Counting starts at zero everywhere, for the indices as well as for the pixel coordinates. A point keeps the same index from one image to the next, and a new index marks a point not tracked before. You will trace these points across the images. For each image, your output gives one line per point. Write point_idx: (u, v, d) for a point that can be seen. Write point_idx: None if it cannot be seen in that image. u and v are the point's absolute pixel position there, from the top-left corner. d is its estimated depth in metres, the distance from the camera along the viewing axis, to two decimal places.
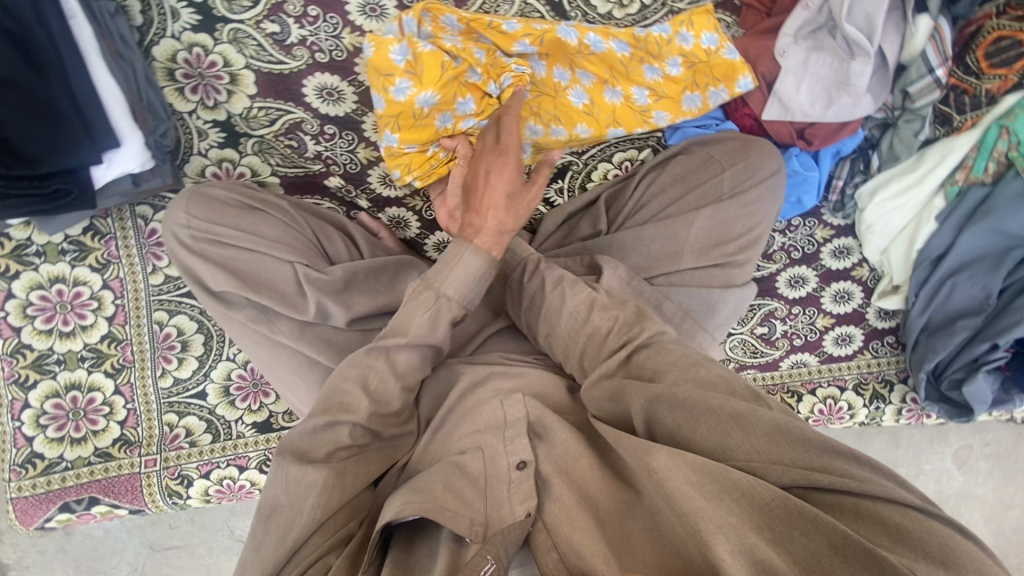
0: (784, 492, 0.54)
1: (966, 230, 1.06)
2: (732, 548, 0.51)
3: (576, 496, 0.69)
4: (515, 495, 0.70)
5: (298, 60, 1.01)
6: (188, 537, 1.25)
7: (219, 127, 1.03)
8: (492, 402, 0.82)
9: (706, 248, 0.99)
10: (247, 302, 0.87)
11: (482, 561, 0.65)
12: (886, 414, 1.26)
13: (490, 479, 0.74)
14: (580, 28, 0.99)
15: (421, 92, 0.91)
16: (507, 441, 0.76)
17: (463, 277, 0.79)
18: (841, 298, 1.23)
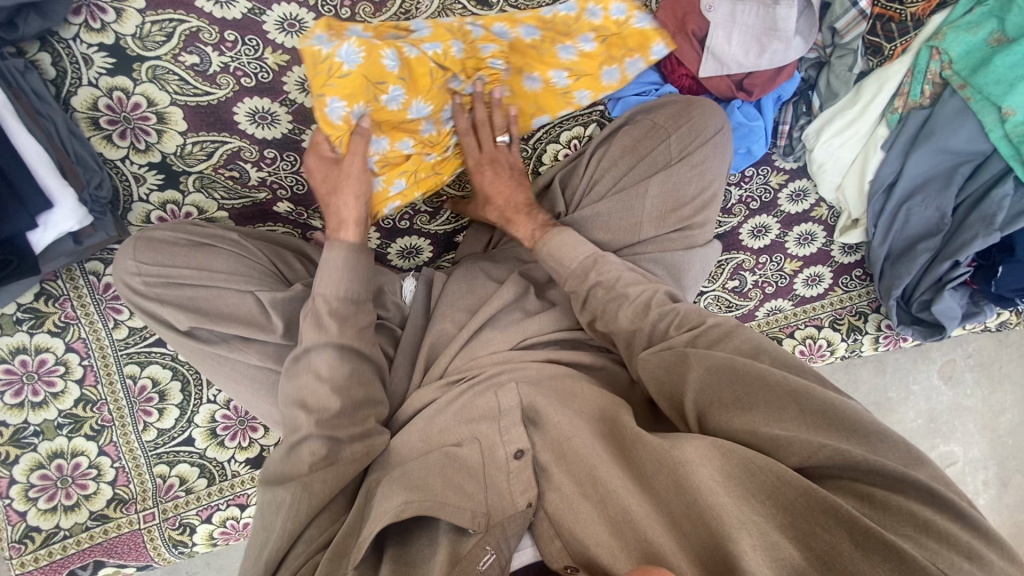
0: (811, 486, 0.57)
1: (912, 155, 1.07)
2: (755, 544, 0.54)
3: (574, 478, 0.70)
4: (515, 485, 0.72)
5: (224, 88, 0.99)
6: None
7: (156, 169, 1.01)
8: (486, 394, 0.81)
9: (663, 213, 1.00)
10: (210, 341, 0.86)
11: (482, 552, 0.66)
12: (865, 344, 1.29)
13: (489, 470, 0.73)
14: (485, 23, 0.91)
15: (414, 102, 0.87)
16: (503, 431, 0.76)
17: (338, 276, 0.80)
18: (804, 240, 1.25)
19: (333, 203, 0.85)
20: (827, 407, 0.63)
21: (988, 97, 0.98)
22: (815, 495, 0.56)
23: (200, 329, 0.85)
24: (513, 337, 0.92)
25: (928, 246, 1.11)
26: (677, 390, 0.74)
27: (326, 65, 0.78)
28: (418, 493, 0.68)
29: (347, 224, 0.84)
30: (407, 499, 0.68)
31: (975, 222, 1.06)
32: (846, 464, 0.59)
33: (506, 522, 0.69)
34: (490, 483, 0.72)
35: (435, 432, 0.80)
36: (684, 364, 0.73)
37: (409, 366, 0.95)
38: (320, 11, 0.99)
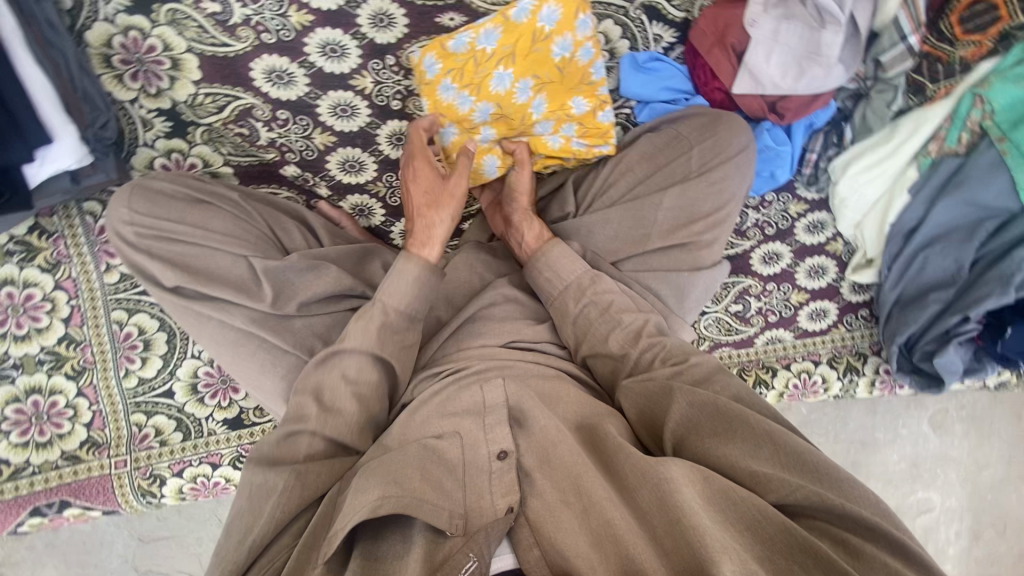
0: (793, 526, 0.54)
1: (938, 204, 1.04)
2: (736, 570, 0.51)
3: (558, 487, 0.67)
4: (497, 486, 0.68)
5: (244, 41, 0.96)
6: (176, 529, 1.25)
7: (164, 116, 0.98)
8: (470, 389, 0.79)
9: (674, 228, 0.97)
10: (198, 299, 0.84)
11: (463, 559, 0.61)
12: (860, 386, 1.27)
13: (469, 469, 0.70)
14: (475, 28, 0.97)
15: (536, 96, 0.99)
16: (487, 429, 0.73)
17: (407, 289, 0.81)
18: (815, 273, 1.22)
19: (428, 218, 0.85)
20: (803, 454, 0.61)
21: None
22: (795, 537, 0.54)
23: (187, 288, 0.83)
24: (506, 336, 0.91)
25: (939, 296, 1.08)
26: (657, 416, 0.72)
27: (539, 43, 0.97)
28: (396, 489, 0.64)
29: (432, 242, 0.84)
30: (383, 495, 0.63)
31: (992, 279, 1.02)
32: (822, 507, 0.56)
33: (489, 526, 0.65)
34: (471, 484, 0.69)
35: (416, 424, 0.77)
36: (668, 394, 0.71)
37: None
38: None
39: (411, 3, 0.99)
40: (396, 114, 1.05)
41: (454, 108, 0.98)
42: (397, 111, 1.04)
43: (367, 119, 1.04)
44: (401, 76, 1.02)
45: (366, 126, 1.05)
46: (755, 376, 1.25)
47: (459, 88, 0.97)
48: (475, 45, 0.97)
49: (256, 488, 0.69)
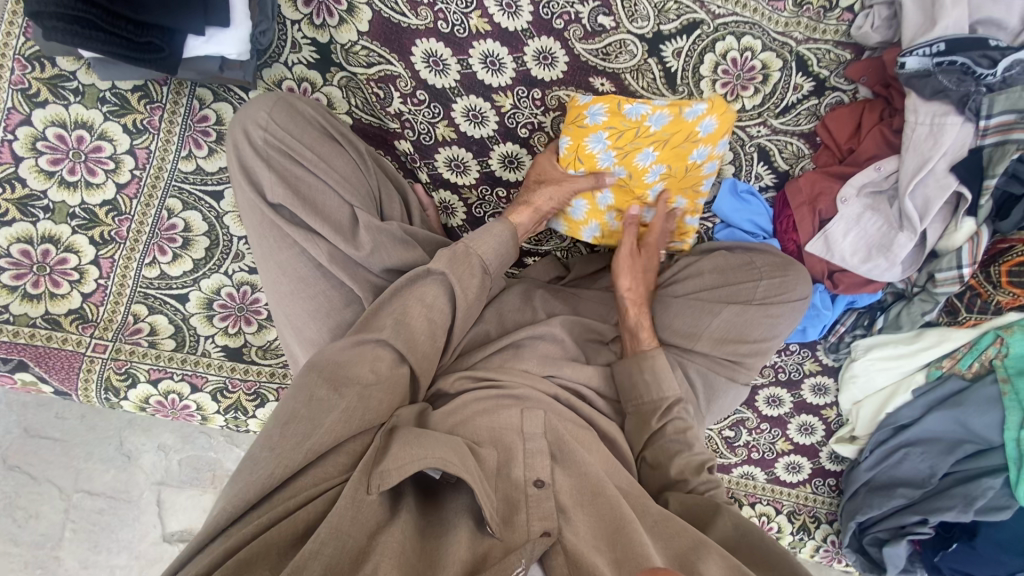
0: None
1: (933, 412, 1.16)
2: None
3: (594, 534, 0.72)
4: (533, 513, 0.73)
5: (421, 20, 1.00)
6: (68, 432, 1.38)
7: (315, 47, 1.01)
8: (511, 409, 0.89)
9: (722, 341, 1.05)
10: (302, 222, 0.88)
11: (514, 562, 0.63)
12: (805, 547, 1.35)
13: (504, 484, 0.77)
14: (653, 104, 0.98)
15: (660, 184, 1.07)
16: (527, 455, 0.81)
17: (494, 244, 0.93)
18: (804, 429, 1.31)
19: (534, 192, 1.05)
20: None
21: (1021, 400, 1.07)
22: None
23: (288, 209, 0.89)
24: (549, 370, 1.00)
25: (907, 492, 1.18)
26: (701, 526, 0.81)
27: (691, 147, 1.01)
28: (451, 456, 0.69)
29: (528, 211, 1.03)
30: (441, 458, 0.67)
31: (957, 495, 1.12)
32: None
33: (530, 542, 0.67)
34: (506, 496, 0.76)
35: (458, 423, 0.85)
36: (715, 510, 0.82)
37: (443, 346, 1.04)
38: (539, 10, 1.02)
39: (577, 55, 1.06)
40: (517, 139, 1.10)
41: (594, 160, 1.03)
42: (520, 138, 1.10)
43: (490, 131, 1.09)
44: (539, 110, 1.08)
45: (488, 138, 1.10)
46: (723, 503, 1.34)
47: (609, 146, 1.01)
48: (644, 118, 0.99)
49: (319, 402, 0.70)
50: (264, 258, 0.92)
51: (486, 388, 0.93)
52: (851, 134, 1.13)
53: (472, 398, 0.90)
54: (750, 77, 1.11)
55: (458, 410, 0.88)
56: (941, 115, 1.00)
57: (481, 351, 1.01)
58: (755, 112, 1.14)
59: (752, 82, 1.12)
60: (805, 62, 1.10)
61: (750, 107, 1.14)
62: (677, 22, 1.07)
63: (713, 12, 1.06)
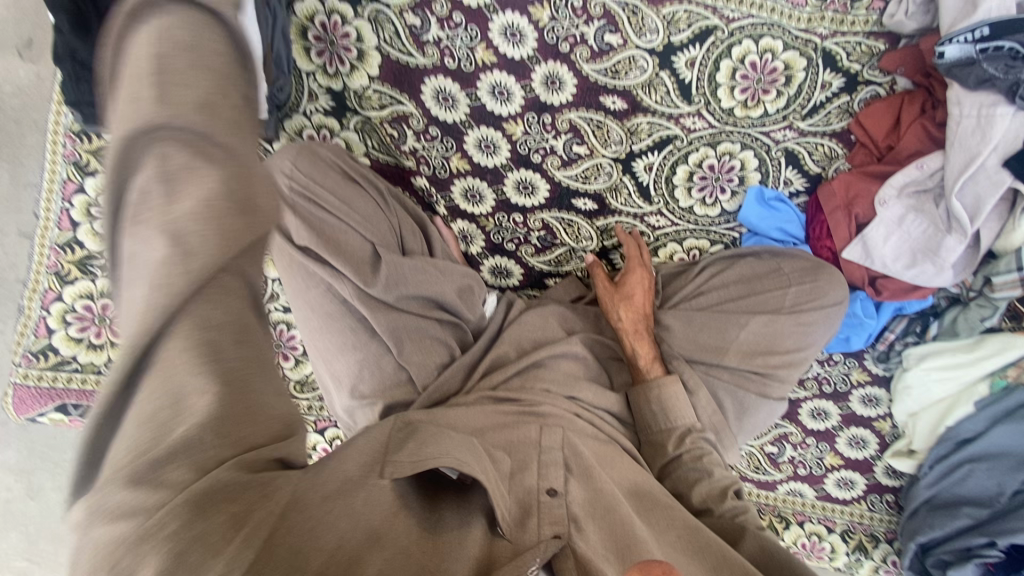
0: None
1: (1000, 425, 1.08)
2: None
3: (604, 544, 0.74)
4: (545, 518, 0.75)
5: (428, 58, 1.02)
6: None
7: (331, 95, 1.05)
8: (529, 426, 0.93)
9: (750, 354, 1.04)
10: (322, 261, 0.93)
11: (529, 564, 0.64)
12: (864, 567, 1.28)
13: (518, 491, 0.80)
14: None
15: None
16: (541, 465, 0.85)
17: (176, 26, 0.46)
18: (855, 443, 1.24)
19: None
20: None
21: None
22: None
23: (315, 252, 0.93)
24: (569, 389, 1.02)
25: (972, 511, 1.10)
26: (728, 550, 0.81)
27: None
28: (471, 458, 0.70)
29: None
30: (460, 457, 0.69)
31: None
32: None
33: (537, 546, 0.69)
34: (519, 498, 0.79)
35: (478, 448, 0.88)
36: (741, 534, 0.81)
37: (467, 369, 1.05)
38: (544, 35, 1.01)
39: (585, 77, 1.04)
40: (532, 165, 1.12)
41: None
42: (534, 163, 1.12)
43: (504, 160, 1.11)
44: (550, 135, 1.09)
45: (501, 166, 1.12)
46: (769, 521, 1.29)
47: None
48: None
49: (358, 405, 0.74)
50: (293, 294, 0.97)
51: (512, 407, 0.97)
52: (889, 130, 1.05)
53: (494, 410, 0.95)
54: (771, 80, 1.03)
55: (480, 418, 0.92)
56: (989, 106, 0.91)
57: (508, 368, 1.04)
58: (779, 116, 1.06)
59: (774, 85, 1.04)
60: (834, 57, 1.01)
61: (774, 112, 1.06)
62: (688, 31, 1.00)
63: (727, 17, 0.99)
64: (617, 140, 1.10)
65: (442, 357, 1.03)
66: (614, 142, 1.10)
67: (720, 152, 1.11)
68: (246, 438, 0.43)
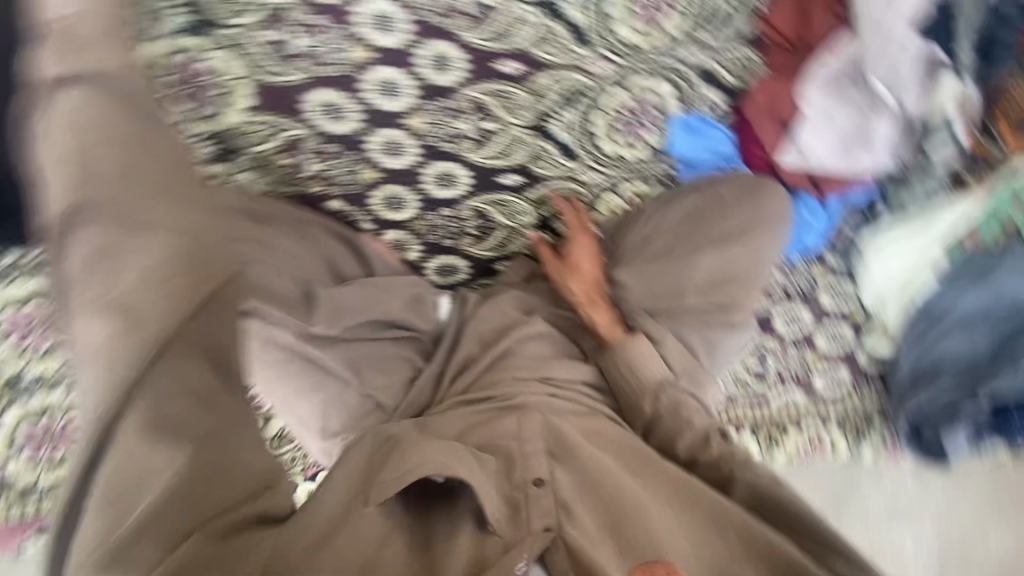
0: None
1: (969, 292, 1.06)
2: None
3: (598, 523, 0.76)
4: (534, 512, 0.76)
5: (301, 72, 0.94)
6: None
7: (210, 139, 0.97)
8: (509, 418, 0.89)
9: (709, 290, 1.04)
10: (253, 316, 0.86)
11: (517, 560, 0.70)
12: (868, 453, 1.27)
13: (504, 488, 0.78)
14: None
15: None
16: (526, 455, 0.82)
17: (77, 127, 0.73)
18: (833, 338, 1.24)
19: None
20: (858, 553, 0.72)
21: None
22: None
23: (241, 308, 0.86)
24: (540, 370, 0.97)
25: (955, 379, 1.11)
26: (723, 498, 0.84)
27: None
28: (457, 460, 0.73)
29: None
30: (446, 462, 0.72)
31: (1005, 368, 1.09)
32: None
33: (524, 540, 0.73)
34: (507, 499, 0.77)
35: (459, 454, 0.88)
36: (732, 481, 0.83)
37: (433, 379, 0.99)
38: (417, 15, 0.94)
39: (474, 48, 0.97)
40: (446, 155, 1.05)
41: None
42: (447, 152, 1.05)
43: (414, 158, 1.04)
44: (454, 119, 1.02)
45: (413, 165, 1.05)
46: (767, 433, 1.27)
47: None
48: None
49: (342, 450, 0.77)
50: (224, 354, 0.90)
51: (487, 404, 0.93)
52: (798, 26, 1.03)
53: (467, 411, 0.91)
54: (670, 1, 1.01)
55: (456, 423, 0.90)
56: None
57: (474, 368, 0.99)
58: (684, 38, 1.03)
59: (673, 6, 1.01)
60: None
61: (679, 35, 1.03)
62: None
63: None
64: (526, 105, 1.03)
65: (406, 372, 0.99)
66: (523, 108, 1.03)
67: (635, 90, 1.05)
68: (221, 496, 0.66)
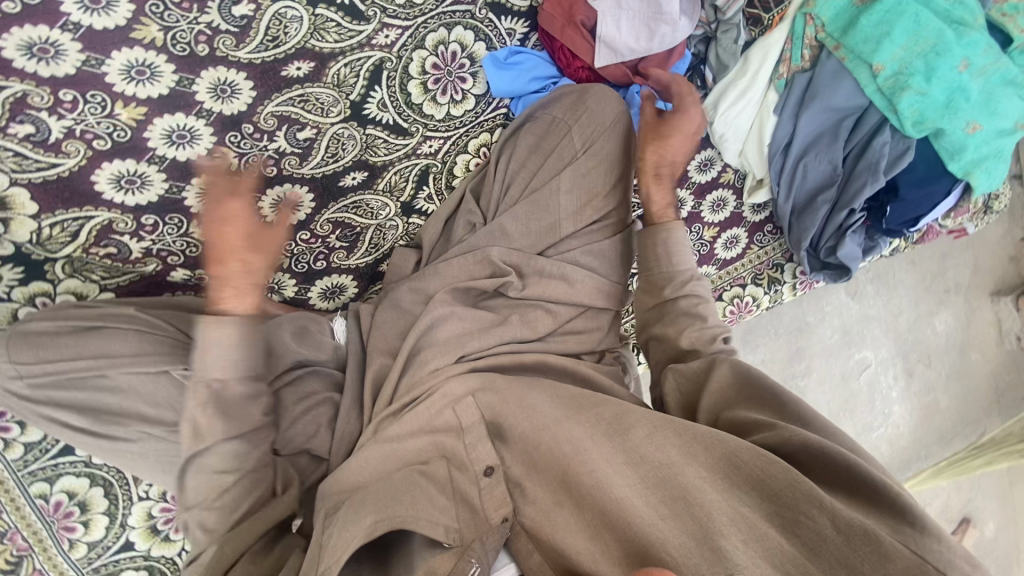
0: (796, 479, 0.68)
1: (802, 117, 1.10)
2: (744, 537, 0.67)
3: (549, 491, 0.82)
4: (489, 503, 0.85)
5: (74, 156, 0.85)
6: None
7: (12, 262, 0.88)
8: (444, 413, 0.93)
9: (579, 211, 1.07)
10: (127, 429, 0.88)
11: (467, 564, 0.78)
12: (784, 293, 1.39)
13: (456, 484, 0.88)
14: None
15: None
16: (470, 448, 0.89)
17: None
18: (717, 207, 1.30)
19: None
20: (798, 419, 0.79)
21: (860, 56, 1.03)
22: (803, 490, 0.67)
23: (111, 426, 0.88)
24: (455, 351, 0.99)
25: (826, 197, 1.17)
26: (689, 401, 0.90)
27: None
28: (385, 512, 0.81)
29: None
30: (375, 519, 0.80)
31: (863, 171, 1.11)
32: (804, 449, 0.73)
33: (483, 536, 0.82)
34: (463, 497, 0.87)
35: (398, 451, 0.91)
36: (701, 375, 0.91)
37: (357, 407, 1.00)
38: (169, 50, 0.86)
39: (250, 64, 0.91)
40: (275, 180, 0.99)
41: None
42: (274, 177, 0.99)
43: None
44: (265, 141, 0.96)
45: None
46: None
47: None
48: None
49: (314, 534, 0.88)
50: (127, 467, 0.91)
51: (419, 403, 0.94)
52: None
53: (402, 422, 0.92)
54: None
55: (388, 449, 0.91)
56: None
57: (391, 378, 0.98)
58: None
59: None
60: None
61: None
62: None
63: None
64: (332, 101, 0.98)
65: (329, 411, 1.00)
66: (331, 106, 0.98)
67: (433, 46, 1.01)
68: None
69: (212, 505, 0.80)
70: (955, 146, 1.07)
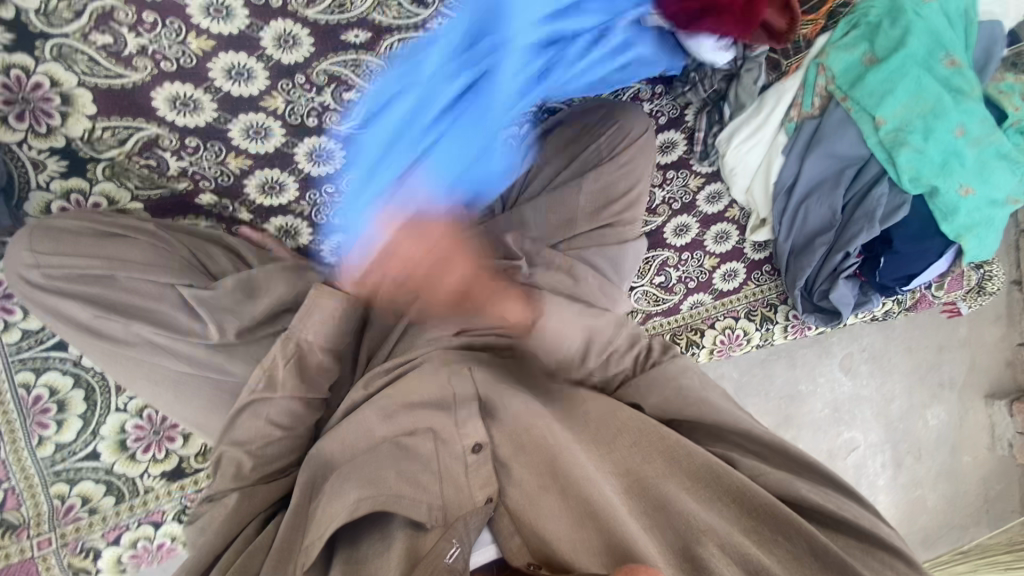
0: (774, 503, 0.72)
1: (807, 159, 1.19)
2: (726, 550, 0.68)
3: (533, 477, 0.82)
4: (475, 481, 0.83)
5: (141, 71, 0.94)
6: None
7: (59, 155, 0.96)
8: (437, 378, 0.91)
9: (595, 212, 1.13)
10: (122, 328, 0.90)
11: (447, 545, 0.75)
12: (776, 333, 1.40)
13: (444, 459, 0.84)
14: None
15: None
16: (460, 423, 0.86)
17: None
18: (721, 238, 1.34)
19: None
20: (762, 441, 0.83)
21: (863, 108, 1.13)
22: (780, 513, 0.71)
23: (110, 324, 0.89)
24: (454, 325, 1.03)
25: (824, 239, 1.22)
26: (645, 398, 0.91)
27: None
28: (370, 489, 0.80)
29: None
30: (358, 497, 0.79)
31: (860, 218, 1.17)
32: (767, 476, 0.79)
33: (466, 516, 0.79)
34: (449, 474, 0.83)
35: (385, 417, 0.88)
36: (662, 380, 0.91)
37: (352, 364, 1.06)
38: None
39: (315, 23, 1.00)
40: (314, 130, 1.07)
41: None
42: (314, 128, 1.06)
43: (281, 139, 1.06)
44: (313, 93, 1.04)
45: (282, 147, 1.06)
46: (686, 339, 1.34)
47: None
48: None
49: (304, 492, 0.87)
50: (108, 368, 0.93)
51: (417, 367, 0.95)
52: None
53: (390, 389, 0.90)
54: None
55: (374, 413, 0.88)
56: None
57: None
58: None
59: None
60: None
61: None
62: None
63: None
64: None
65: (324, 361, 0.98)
66: None
67: None
68: None
69: (252, 448, 0.90)
70: (948, 206, 1.13)
